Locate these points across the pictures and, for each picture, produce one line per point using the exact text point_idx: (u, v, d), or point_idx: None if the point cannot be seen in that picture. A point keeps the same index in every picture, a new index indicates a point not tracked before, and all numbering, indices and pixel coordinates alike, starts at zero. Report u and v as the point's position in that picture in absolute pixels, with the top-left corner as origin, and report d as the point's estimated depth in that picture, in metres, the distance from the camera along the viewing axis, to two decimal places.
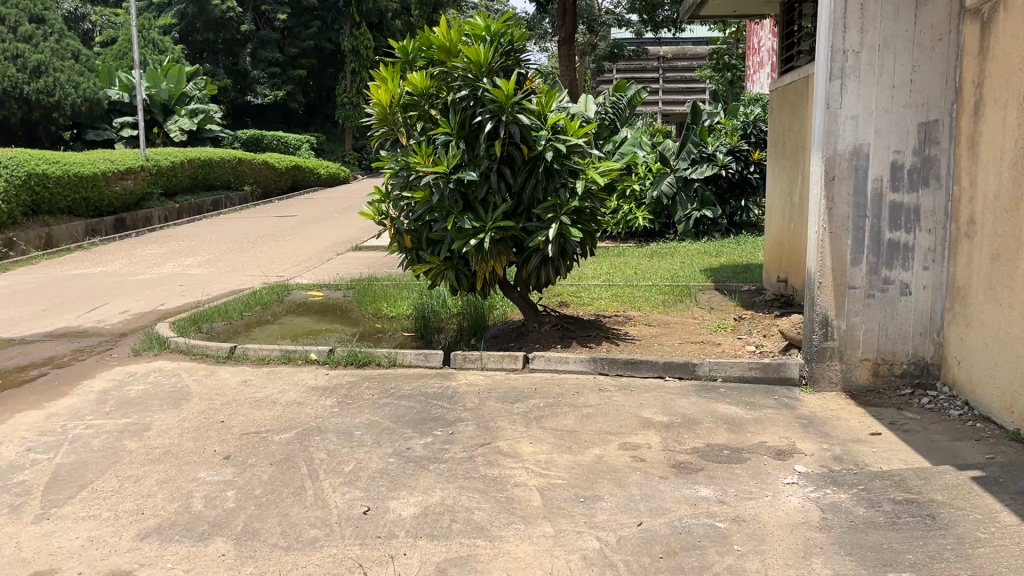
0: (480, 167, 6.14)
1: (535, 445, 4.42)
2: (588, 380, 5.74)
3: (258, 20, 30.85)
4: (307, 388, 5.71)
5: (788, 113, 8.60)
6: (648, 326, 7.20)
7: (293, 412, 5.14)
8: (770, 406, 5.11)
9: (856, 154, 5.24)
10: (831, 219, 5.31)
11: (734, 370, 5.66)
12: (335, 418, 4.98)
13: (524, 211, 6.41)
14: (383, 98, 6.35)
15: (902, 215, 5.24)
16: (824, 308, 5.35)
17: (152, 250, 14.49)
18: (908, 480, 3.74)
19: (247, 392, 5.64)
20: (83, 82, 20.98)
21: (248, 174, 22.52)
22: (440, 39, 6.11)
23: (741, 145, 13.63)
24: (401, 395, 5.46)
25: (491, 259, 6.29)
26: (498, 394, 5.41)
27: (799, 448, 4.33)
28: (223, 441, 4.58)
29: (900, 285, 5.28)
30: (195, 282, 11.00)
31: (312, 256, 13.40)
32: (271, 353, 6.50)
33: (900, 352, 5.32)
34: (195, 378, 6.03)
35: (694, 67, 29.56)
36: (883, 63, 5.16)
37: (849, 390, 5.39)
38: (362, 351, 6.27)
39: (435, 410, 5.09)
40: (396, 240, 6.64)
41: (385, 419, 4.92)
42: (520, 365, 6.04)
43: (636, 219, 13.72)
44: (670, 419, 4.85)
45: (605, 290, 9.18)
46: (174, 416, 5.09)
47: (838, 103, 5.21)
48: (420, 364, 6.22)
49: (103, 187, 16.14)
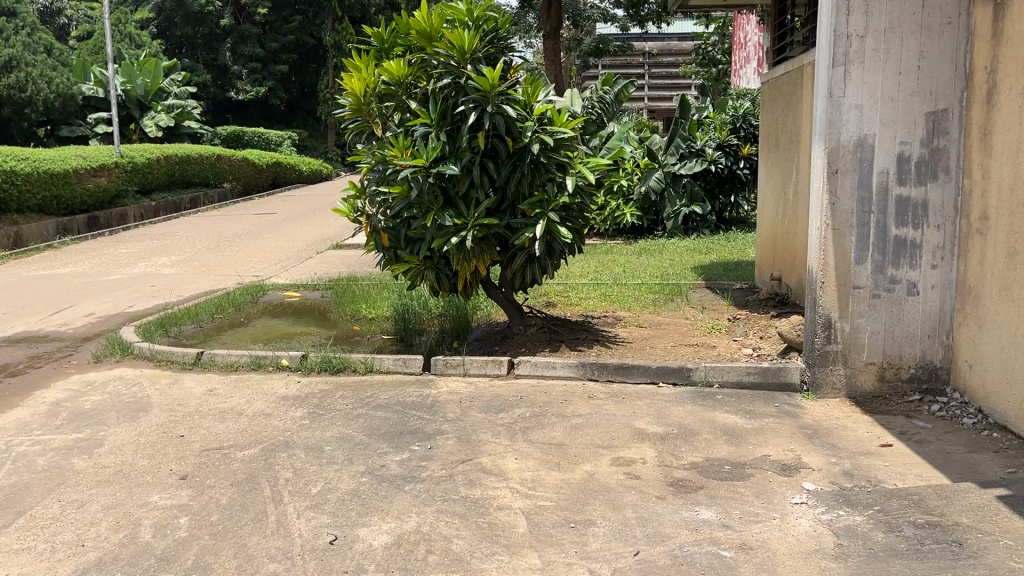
0: (462, 160, 5.78)
1: (521, 460, 4.08)
2: (577, 387, 5.40)
3: (238, 15, 30.28)
4: (277, 397, 5.34)
5: (782, 104, 8.26)
6: (640, 328, 6.87)
7: (260, 424, 4.78)
8: (771, 415, 4.79)
9: (860, 146, 4.93)
10: (833, 214, 4.99)
11: (732, 375, 5.34)
12: (305, 432, 4.62)
13: (508, 207, 6.05)
14: (357, 87, 5.96)
15: (908, 210, 4.93)
16: (827, 309, 5.04)
17: (125, 249, 14.04)
18: (928, 500, 3.43)
19: (212, 402, 5.27)
20: (56, 77, 20.45)
21: (227, 172, 22.04)
22: (420, 24, 5.75)
23: (730, 139, 13.39)
24: (377, 405, 5.10)
25: (473, 258, 5.93)
26: (481, 404, 5.06)
27: (806, 462, 4.01)
28: (181, 459, 4.22)
29: (906, 285, 4.97)
30: (167, 283, 10.59)
31: (290, 255, 13.01)
32: (240, 359, 6.12)
33: (907, 355, 5.01)
34: (157, 387, 5.65)
35: (679, 63, 29.38)
36: (889, 48, 4.85)
37: (853, 396, 5.07)
38: (337, 356, 5.91)
39: (413, 421, 4.74)
40: (373, 238, 6.26)
41: (359, 432, 4.57)
42: (505, 370, 5.69)
43: (624, 215, 13.35)
44: (665, 430, 4.52)
45: (593, 289, 8.84)
46: (131, 430, 4.72)
47: (840, 91, 4.90)
48: (399, 371, 5.86)
49: (75, 184, 15.68)
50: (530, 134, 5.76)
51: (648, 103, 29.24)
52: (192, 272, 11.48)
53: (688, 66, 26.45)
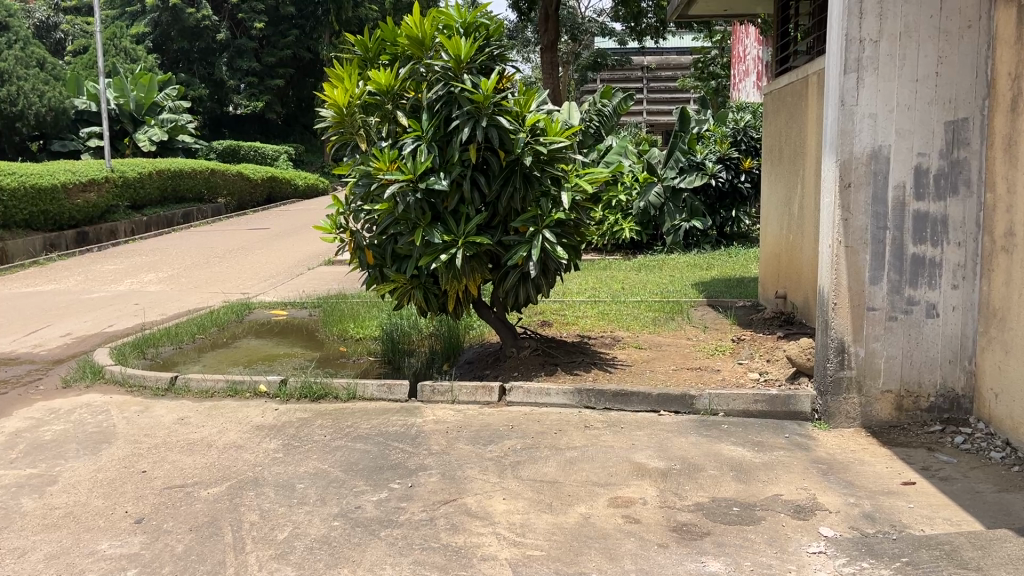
0: (452, 173, 5.45)
1: (509, 501, 3.73)
2: (572, 415, 5.05)
3: (235, 29, 30.02)
4: (251, 427, 4.99)
5: (786, 115, 7.93)
6: (640, 350, 6.51)
7: (229, 458, 4.42)
8: (781, 447, 4.44)
9: (874, 157, 4.60)
10: (847, 231, 4.66)
11: (738, 404, 4.99)
12: (276, 467, 4.27)
13: (500, 223, 5.72)
14: (340, 98, 5.61)
15: (927, 226, 4.60)
16: (840, 333, 4.70)
17: (113, 266, 13.71)
18: (962, 551, 3.12)
19: (181, 432, 4.92)
20: (48, 90, 20.19)
21: (221, 187, 21.75)
22: (411, 30, 5.49)
23: (731, 153, 12.98)
24: (358, 435, 4.75)
25: (464, 277, 5.59)
26: (469, 435, 4.70)
27: (821, 503, 3.66)
28: (138, 499, 3.87)
29: (925, 306, 4.64)
30: (151, 301, 10.24)
31: (280, 272, 12.66)
32: (215, 385, 5.78)
33: (925, 382, 4.67)
34: (125, 416, 5.29)
35: (678, 77, 29.18)
36: (905, 53, 4.53)
37: (869, 427, 4.72)
38: (318, 382, 5.57)
39: (395, 455, 4.39)
40: (357, 256, 5.91)
41: (336, 467, 4.23)
42: (496, 398, 5.34)
43: (623, 230, 13.09)
44: (667, 465, 4.17)
45: (591, 308, 8.49)
46: (89, 465, 4.37)
47: (853, 99, 4.58)
48: (383, 398, 5.51)
49: (63, 200, 15.35)
50: (523, 147, 5.43)
51: (647, 117, 29.30)
52: (178, 290, 11.13)
53: (687, 80, 26.31)
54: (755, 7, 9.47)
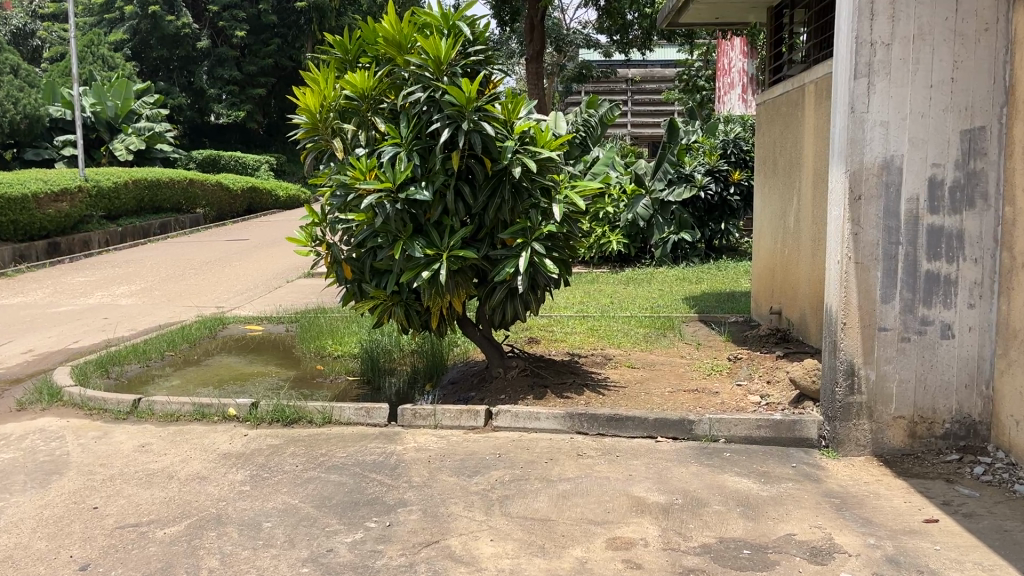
0: (435, 183, 5.12)
1: (497, 543, 3.40)
2: (563, 441, 4.72)
3: (216, 37, 29.59)
4: (217, 455, 4.63)
5: (780, 126, 7.66)
6: (632, 369, 6.19)
7: (191, 492, 4.06)
8: (789, 477, 4.14)
9: (886, 168, 4.32)
10: (856, 246, 4.37)
11: (740, 429, 4.69)
12: (241, 502, 3.92)
13: (487, 236, 5.39)
14: (312, 102, 5.31)
15: (942, 241, 4.31)
16: (850, 354, 4.41)
17: (84, 278, 13.28)
18: None
19: (140, 461, 4.55)
20: (22, 98, 19.72)
21: (200, 197, 21.31)
22: (389, 31, 5.15)
23: (719, 164, 12.80)
24: (333, 465, 4.40)
25: (448, 293, 5.25)
26: (452, 465, 4.35)
27: (839, 544, 3.35)
28: (87, 541, 3.52)
29: (940, 327, 4.35)
30: (121, 315, 9.83)
31: (258, 285, 12.28)
32: (181, 408, 5.41)
33: (940, 407, 4.38)
34: (80, 443, 4.92)
35: (662, 90, 29.18)
36: (918, 57, 4.26)
37: (880, 455, 4.42)
38: (290, 406, 5.21)
39: (372, 488, 4.05)
40: (334, 271, 5.58)
41: (307, 503, 3.89)
42: (482, 422, 5.01)
43: (609, 242, 12.81)
44: (668, 499, 3.85)
45: (579, 323, 8.17)
46: (36, 501, 4.01)
47: (863, 106, 4.30)
48: (361, 422, 5.15)
49: (34, 210, 14.88)
50: (510, 155, 5.11)
51: (632, 128, 29.29)
52: (150, 303, 10.74)
53: (671, 91, 26.20)
54: (747, 16, 9.23)
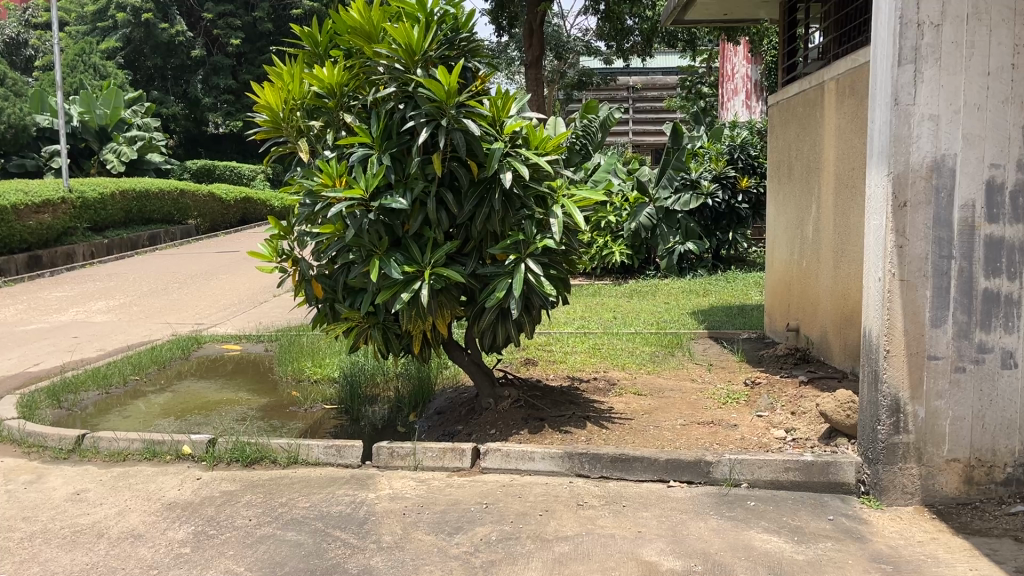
0: (412, 190, 4.52)
1: None
2: (561, 487, 4.09)
3: (211, 46, 29.02)
4: (160, 504, 4.01)
5: (796, 128, 7.03)
6: (639, 397, 5.54)
7: (120, 554, 3.44)
8: (828, 535, 3.50)
9: (936, 170, 3.69)
10: (902, 261, 3.73)
11: (766, 472, 4.05)
12: (176, 570, 3.28)
13: (474, 249, 4.78)
14: (273, 99, 4.72)
15: (1002, 255, 3.70)
16: (894, 388, 3.77)
17: (61, 293, 12.65)
18: None
19: (69, 514, 3.92)
20: (8, 107, 19.11)
21: (191, 207, 20.69)
22: (357, 18, 4.51)
23: (727, 170, 12.23)
24: (292, 518, 3.78)
25: (430, 315, 4.62)
26: (431, 519, 3.72)
27: None
28: None
29: (1000, 355, 3.73)
30: (91, 334, 9.20)
31: (242, 300, 11.65)
32: (131, 446, 4.78)
33: (1001, 448, 3.75)
34: (8, 489, 4.28)
35: (664, 98, 28.62)
36: (973, 39, 3.65)
37: (931, 504, 3.78)
38: (252, 444, 4.58)
39: (333, 551, 3.42)
40: (303, 289, 4.98)
41: (252, 571, 3.26)
42: (468, 464, 4.39)
43: (612, 253, 12.17)
44: (685, 566, 3.21)
45: (580, 341, 7.54)
46: None
47: (909, 97, 3.67)
48: (331, 463, 4.53)
49: (13, 222, 14.23)
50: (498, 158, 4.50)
51: (634, 136, 28.84)
52: (127, 320, 10.14)
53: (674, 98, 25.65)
54: (758, 11, 8.60)
